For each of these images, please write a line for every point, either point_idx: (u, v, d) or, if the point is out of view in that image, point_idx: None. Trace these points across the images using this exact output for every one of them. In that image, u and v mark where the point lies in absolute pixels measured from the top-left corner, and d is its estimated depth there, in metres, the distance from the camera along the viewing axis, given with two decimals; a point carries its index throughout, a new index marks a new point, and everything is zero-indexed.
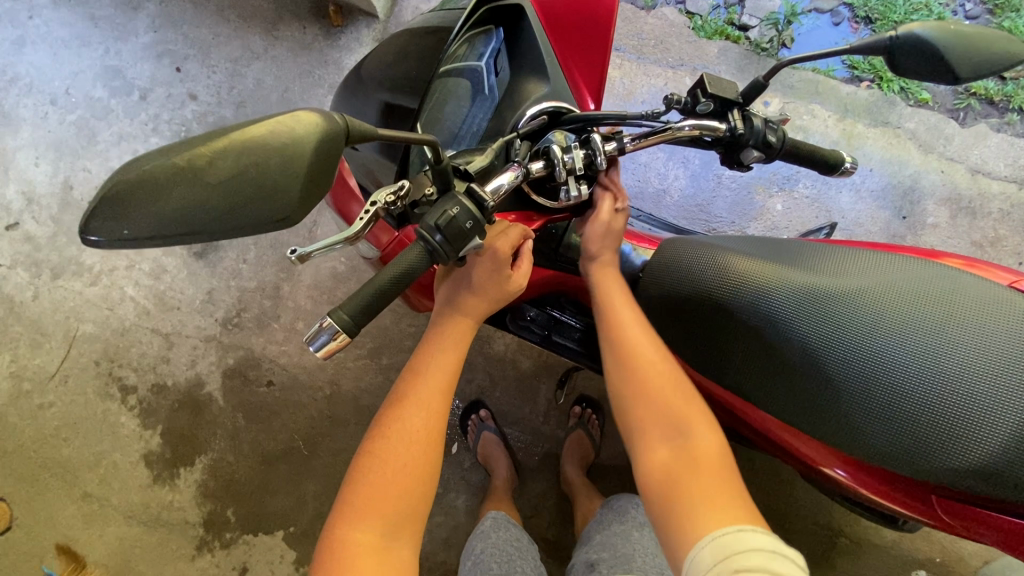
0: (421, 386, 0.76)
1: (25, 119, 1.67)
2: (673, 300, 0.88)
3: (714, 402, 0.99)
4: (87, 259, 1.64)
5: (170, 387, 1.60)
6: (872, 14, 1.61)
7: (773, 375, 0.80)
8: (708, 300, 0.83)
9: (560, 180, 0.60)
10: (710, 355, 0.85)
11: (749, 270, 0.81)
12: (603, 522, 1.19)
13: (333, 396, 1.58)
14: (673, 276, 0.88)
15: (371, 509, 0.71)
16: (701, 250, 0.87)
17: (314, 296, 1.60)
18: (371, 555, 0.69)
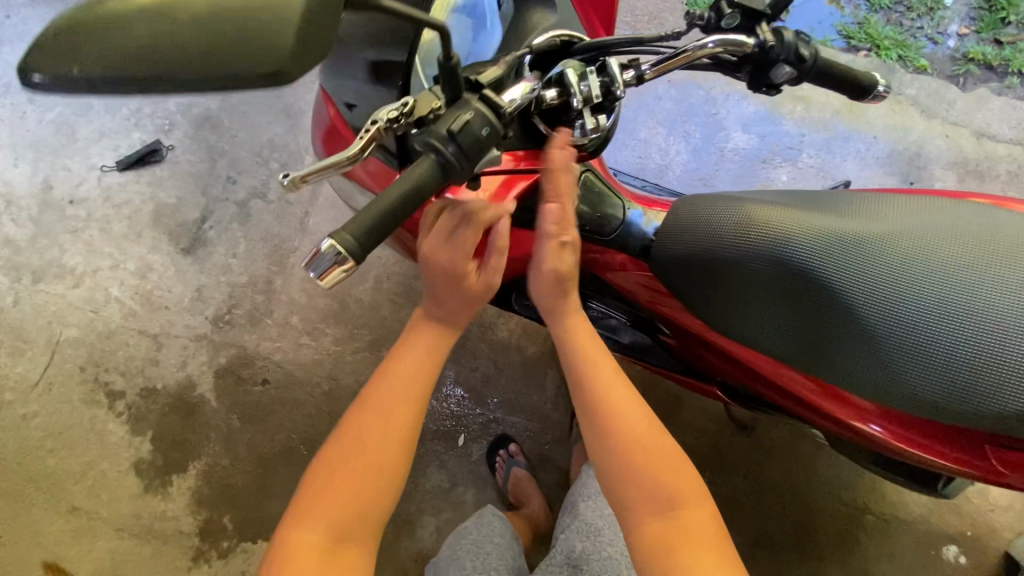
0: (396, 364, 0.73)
1: (2, 119, 1.61)
2: (693, 259, 0.82)
3: (735, 365, 0.95)
4: (69, 260, 1.57)
5: (160, 391, 1.53)
6: None
7: (808, 333, 0.75)
8: (732, 256, 0.78)
9: (575, 111, 0.56)
10: (738, 312, 0.80)
11: (777, 218, 0.76)
12: (591, 496, 1.16)
13: (332, 391, 1.51)
14: (692, 232, 0.83)
15: (341, 498, 0.69)
16: (719, 204, 0.82)
17: (309, 288, 1.54)
18: (338, 549, 0.69)
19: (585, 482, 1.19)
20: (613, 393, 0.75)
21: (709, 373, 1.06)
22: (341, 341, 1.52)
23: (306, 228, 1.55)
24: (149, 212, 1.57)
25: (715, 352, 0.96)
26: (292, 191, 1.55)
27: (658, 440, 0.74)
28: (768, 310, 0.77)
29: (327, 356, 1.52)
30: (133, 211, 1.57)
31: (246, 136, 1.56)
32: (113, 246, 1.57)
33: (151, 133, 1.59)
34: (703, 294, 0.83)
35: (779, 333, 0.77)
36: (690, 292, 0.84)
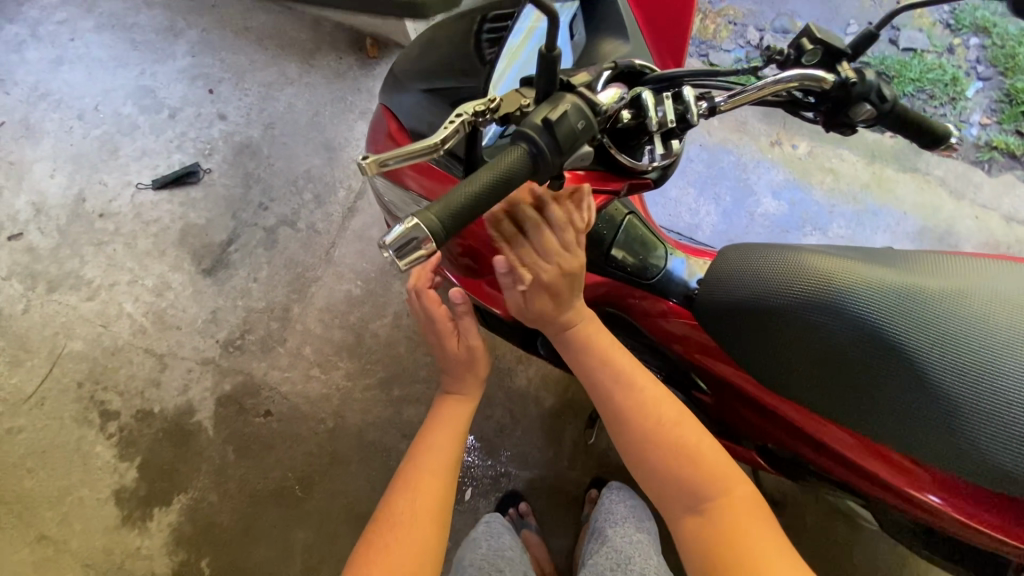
0: (470, 373, 0.87)
1: (49, 132, 1.66)
2: (739, 304, 0.78)
3: (776, 422, 0.89)
4: (88, 272, 1.55)
5: (156, 415, 1.46)
6: (888, 72, 1.71)
7: (860, 389, 0.71)
8: (783, 304, 0.74)
9: (648, 135, 0.54)
10: (787, 363, 0.76)
11: (833, 267, 0.72)
12: (619, 521, 1.12)
13: (336, 430, 1.43)
14: (739, 277, 0.79)
15: (427, 472, 0.80)
16: (766, 250, 0.80)
17: (325, 319, 1.50)
18: (427, 518, 0.76)
19: (610, 509, 1.16)
20: (625, 398, 0.77)
21: (745, 433, 0.99)
22: (351, 377, 1.46)
23: (331, 259, 1.54)
24: (176, 231, 1.57)
25: (756, 408, 0.90)
26: (321, 220, 1.56)
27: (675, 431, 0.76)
28: (819, 363, 0.73)
29: (336, 391, 1.45)
30: (160, 229, 1.57)
31: (283, 165, 1.59)
32: (135, 262, 1.56)
33: (191, 156, 1.62)
34: (749, 342, 0.79)
35: (830, 386, 0.73)
36: (736, 340, 0.80)
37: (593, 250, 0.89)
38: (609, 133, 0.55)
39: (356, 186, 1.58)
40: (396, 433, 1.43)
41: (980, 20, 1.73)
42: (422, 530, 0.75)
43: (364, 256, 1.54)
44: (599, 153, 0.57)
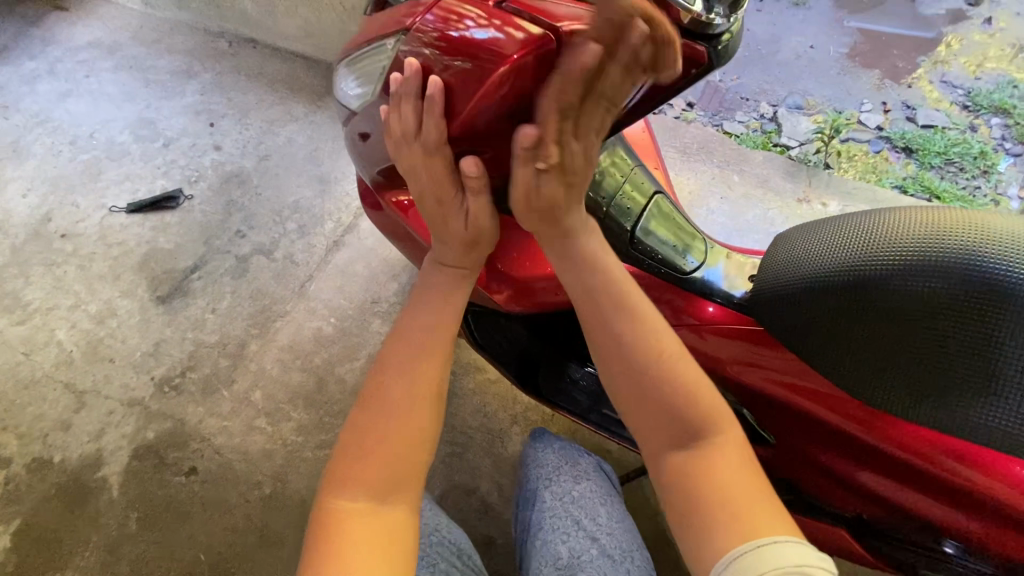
0: (476, 252, 0.66)
1: (35, 154, 1.59)
2: (822, 278, 0.65)
3: (862, 452, 0.73)
4: (27, 294, 1.37)
5: (55, 466, 1.17)
6: (911, 144, 1.65)
7: (990, 372, 0.57)
8: (881, 270, 0.62)
9: None
10: (886, 348, 0.62)
11: (938, 224, 0.62)
12: (553, 478, 0.87)
13: (272, 498, 1.12)
14: (818, 245, 0.68)
15: (421, 353, 0.64)
16: (848, 218, 0.69)
17: (285, 360, 1.26)
18: (419, 412, 0.62)
19: (539, 461, 0.91)
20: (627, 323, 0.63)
21: (815, 482, 0.81)
22: (303, 431, 1.18)
23: (304, 293, 1.34)
24: (138, 255, 1.41)
25: (835, 436, 0.74)
26: (301, 252, 1.40)
27: (674, 365, 0.61)
28: (933, 342, 0.59)
29: (281, 448, 1.17)
30: (122, 252, 1.41)
31: (271, 195, 1.48)
32: (83, 285, 1.38)
33: (175, 183, 1.52)
34: (838, 326, 0.64)
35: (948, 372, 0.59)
36: (816, 325, 0.66)
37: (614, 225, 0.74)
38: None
39: (346, 220, 1.44)
40: None
41: (998, 101, 1.70)
42: (415, 431, 0.61)
43: (343, 292, 1.34)
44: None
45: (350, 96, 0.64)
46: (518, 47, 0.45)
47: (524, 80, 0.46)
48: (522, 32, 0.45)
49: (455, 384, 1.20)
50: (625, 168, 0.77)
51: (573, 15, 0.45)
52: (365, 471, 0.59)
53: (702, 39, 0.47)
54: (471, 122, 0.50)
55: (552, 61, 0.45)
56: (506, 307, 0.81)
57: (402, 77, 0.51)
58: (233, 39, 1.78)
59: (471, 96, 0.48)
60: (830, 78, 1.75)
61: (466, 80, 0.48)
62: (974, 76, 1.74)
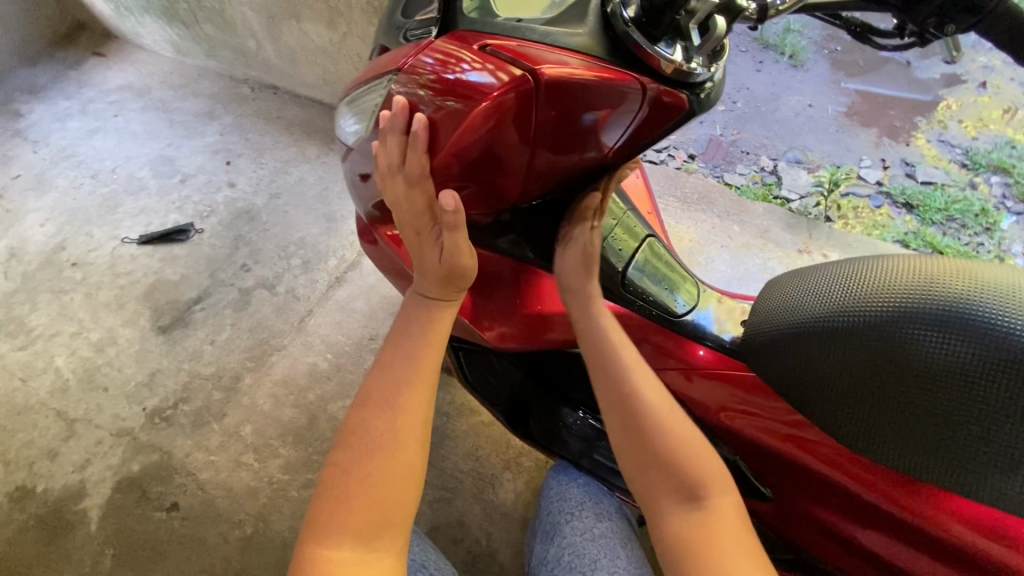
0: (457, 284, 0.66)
1: (58, 186, 1.66)
2: (819, 321, 0.64)
3: (864, 511, 0.70)
4: (33, 320, 1.39)
5: (36, 496, 1.15)
6: (911, 200, 1.66)
7: (985, 421, 0.56)
8: (879, 315, 0.61)
9: (684, 26, 0.47)
10: (888, 397, 0.60)
11: (931, 272, 0.61)
12: (575, 513, 0.80)
13: (252, 539, 1.08)
14: (811, 289, 0.67)
15: (411, 394, 0.64)
16: (840, 264, 0.68)
17: (279, 395, 1.25)
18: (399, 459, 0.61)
19: (562, 494, 0.84)
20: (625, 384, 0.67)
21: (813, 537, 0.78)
22: (290, 469, 1.16)
23: (303, 327, 1.35)
24: (143, 286, 1.43)
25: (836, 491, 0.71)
26: (303, 286, 1.41)
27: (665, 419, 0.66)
28: (934, 392, 0.58)
29: (267, 486, 1.14)
30: (129, 282, 1.44)
31: (278, 231, 1.51)
32: (88, 313, 1.39)
33: (187, 217, 1.56)
34: (837, 372, 0.63)
35: (947, 421, 0.58)
36: (815, 371, 0.64)
37: (606, 265, 0.75)
38: (636, 24, 0.48)
39: (350, 258, 1.46)
40: None
41: (997, 160, 1.73)
42: (401, 479, 0.61)
43: (341, 328, 1.35)
44: (621, 49, 0.48)
45: (347, 132, 0.68)
46: (502, 85, 0.46)
47: (507, 116, 0.48)
48: (505, 74, 0.46)
49: (448, 426, 1.18)
50: (618, 211, 0.78)
51: (557, 59, 0.47)
52: (351, 524, 0.58)
53: (682, 86, 0.49)
54: (455, 157, 0.52)
55: (536, 99, 0.47)
56: (497, 345, 0.81)
57: (389, 114, 0.53)
58: (256, 86, 1.88)
59: (454, 132, 0.49)
60: (828, 134, 1.79)
61: (452, 118, 0.49)
62: (972, 137, 1.78)
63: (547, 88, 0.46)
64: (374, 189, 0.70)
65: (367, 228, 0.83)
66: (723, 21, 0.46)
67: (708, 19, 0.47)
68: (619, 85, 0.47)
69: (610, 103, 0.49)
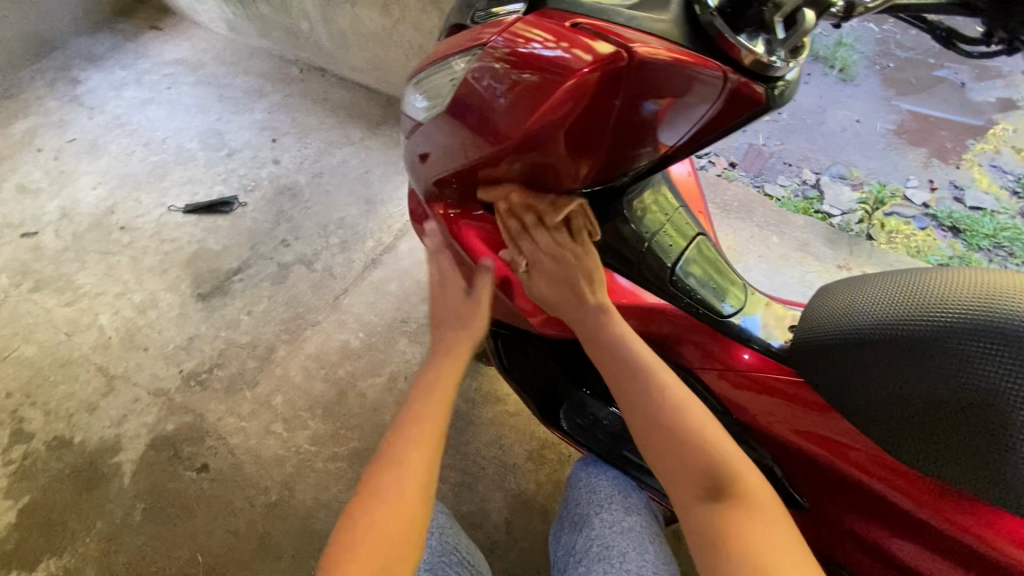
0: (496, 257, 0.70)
1: (110, 152, 1.71)
2: (874, 329, 0.63)
3: (903, 523, 0.69)
4: (80, 278, 1.44)
5: (74, 446, 1.19)
6: (958, 224, 1.62)
7: None
8: (939, 328, 0.59)
9: (767, 18, 0.46)
10: (938, 410, 0.59)
11: (1002, 287, 0.59)
12: (604, 506, 0.80)
13: (277, 506, 1.11)
14: (866, 297, 0.66)
15: (438, 398, 0.64)
16: (901, 274, 0.67)
17: (310, 368, 1.27)
18: (423, 458, 0.59)
19: (592, 487, 0.84)
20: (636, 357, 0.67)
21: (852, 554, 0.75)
22: (318, 441, 1.18)
23: (337, 305, 1.37)
24: (187, 253, 1.47)
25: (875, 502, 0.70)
26: (340, 265, 1.43)
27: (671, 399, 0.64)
28: (992, 409, 0.56)
29: (293, 456, 1.16)
30: (173, 249, 1.48)
31: (318, 210, 1.54)
32: (132, 276, 1.44)
33: (232, 190, 1.60)
34: (885, 381, 0.62)
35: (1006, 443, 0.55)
36: (861, 380, 0.64)
37: (654, 260, 0.75)
38: (719, 14, 0.48)
39: (387, 240, 1.48)
40: None
41: None
42: (422, 470, 0.58)
43: (374, 308, 1.37)
44: (703, 37, 0.48)
45: (412, 110, 0.70)
46: (588, 63, 0.48)
47: (589, 96, 0.50)
48: (589, 52, 0.47)
49: (473, 412, 1.19)
50: (670, 207, 0.78)
51: (642, 41, 0.47)
52: (374, 544, 0.53)
53: (761, 79, 0.47)
54: (533, 136, 0.56)
55: (619, 78, 0.48)
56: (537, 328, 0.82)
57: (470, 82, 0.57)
58: (305, 67, 1.91)
59: (535, 114, 0.53)
60: (875, 151, 1.76)
61: (532, 94, 0.53)
62: None
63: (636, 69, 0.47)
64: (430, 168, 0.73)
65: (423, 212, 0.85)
66: (811, 15, 0.45)
67: (795, 12, 0.46)
68: (699, 75, 0.47)
69: (690, 89, 0.49)
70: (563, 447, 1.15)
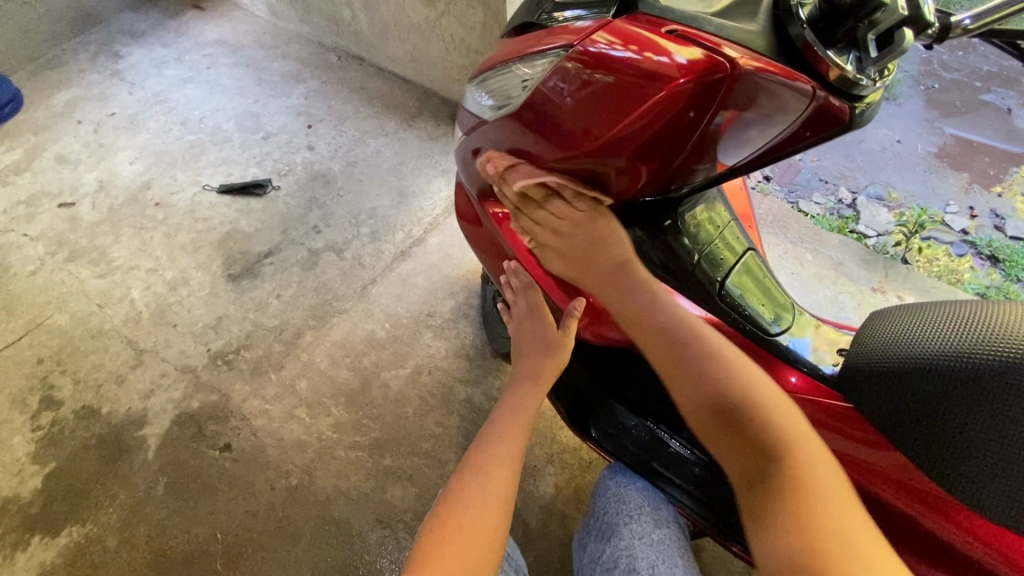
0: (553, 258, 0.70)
1: (148, 128, 1.73)
2: (936, 360, 0.60)
3: (951, 559, 0.66)
4: (114, 251, 1.46)
5: (101, 416, 1.20)
6: (998, 253, 1.58)
7: None
8: (1010, 362, 0.55)
9: (861, 36, 0.46)
10: (999, 446, 0.56)
11: None
12: (634, 516, 0.79)
13: (297, 490, 1.11)
14: (936, 326, 0.63)
15: (518, 427, 0.72)
16: (975, 304, 0.62)
17: (335, 356, 1.28)
18: (502, 476, 0.65)
19: (621, 496, 0.83)
20: (704, 340, 0.67)
21: None
22: (340, 429, 1.18)
23: (365, 294, 1.37)
24: (219, 233, 1.48)
25: (923, 534, 0.68)
26: (369, 255, 1.44)
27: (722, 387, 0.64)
28: None
29: (315, 442, 1.17)
30: (206, 228, 1.50)
31: (350, 198, 1.55)
32: (165, 252, 1.45)
33: (266, 173, 1.61)
34: (935, 415, 0.60)
35: None
36: (912, 410, 0.62)
37: (704, 274, 0.75)
38: (811, 26, 0.47)
39: (417, 233, 1.48)
40: (369, 515, 1.09)
41: None
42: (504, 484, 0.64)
43: (401, 301, 1.37)
44: (791, 52, 0.48)
45: (478, 106, 0.72)
46: (681, 70, 0.48)
47: (677, 105, 0.50)
48: (677, 58, 0.48)
49: None
50: (721, 222, 0.79)
51: (741, 49, 0.48)
52: (463, 540, 0.59)
53: (845, 97, 0.48)
54: (615, 144, 0.57)
55: (714, 90, 0.49)
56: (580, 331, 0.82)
57: (552, 83, 0.58)
58: (343, 55, 1.92)
59: (620, 122, 0.55)
60: (916, 173, 1.72)
61: (608, 93, 0.54)
62: None
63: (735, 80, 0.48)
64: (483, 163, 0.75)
65: (472, 210, 0.88)
66: (908, 35, 0.45)
67: (889, 33, 0.46)
68: (795, 81, 0.47)
69: (778, 104, 0.50)
70: (585, 452, 1.15)
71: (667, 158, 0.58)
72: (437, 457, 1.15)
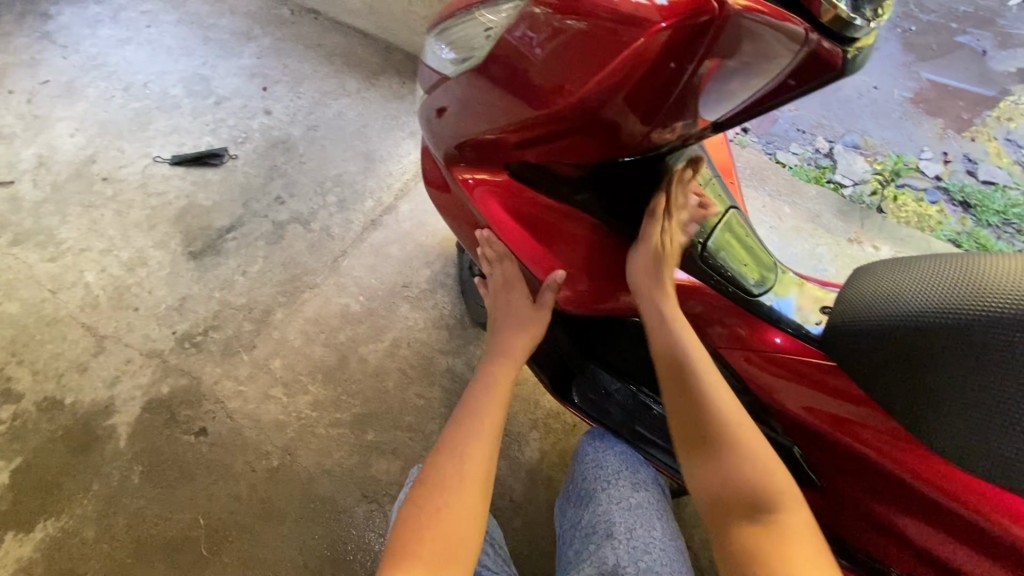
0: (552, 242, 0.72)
1: (88, 96, 1.59)
2: (920, 316, 0.59)
3: (933, 512, 0.67)
4: (62, 232, 1.36)
5: (65, 407, 1.15)
6: (969, 199, 1.59)
7: None
8: (993, 316, 0.55)
9: None
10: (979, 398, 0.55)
11: None
12: (611, 482, 0.79)
13: (279, 470, 1.10)
14: (920, 282, 0.62)
15: (497, 398, 0.69)
16: (956, 261, 0.62)
17: (309, 332, 1.23)
18: (481, 453, 0.63)
19: (599, 462, 0.82)
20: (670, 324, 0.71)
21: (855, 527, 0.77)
22: (318, 407, 1.16)
23: (337, 267, 1.32)
24: (175, 209, 1.40)
25: (903, 488, 0.68)
26: (338, 226, 1.37)
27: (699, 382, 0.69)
28: None
29: (294, 421, 1.14)
30: (161, 204, 1.40)
31: (314, 165, 1.46)
32: (118, 232, 1.36)
33: (221, 141, 1.51)
34: (919, 371, 0.59)
35: None
36: (893, 365, 0.61)
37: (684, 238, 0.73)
38: None
39: (387, 201, 1.42)
40: (354, 490, 1.09)
41: None
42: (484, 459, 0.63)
43: (375, 272, 1.32)
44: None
45: (440, 61, 0.68)
46: (662, 13, 0.45)
47: (655, 56, 0.48)
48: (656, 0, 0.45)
49: None
50: (704, 179, 0.78)
51: None
52: (444, 521, 0.58)
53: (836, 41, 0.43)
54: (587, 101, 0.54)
55: (699, 37, 0.46)
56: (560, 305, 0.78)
57: (523, 34, 0.54)
58: (296, 9, 1.78)
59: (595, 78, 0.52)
60: (891, 120, 1.70)
61: (581, 43, 0.51)
62: None
63: (722, 25, 0.44)
64: (448, 125, 0.71)
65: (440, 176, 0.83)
66: None
67: None
68: (785, 20, 0.43)
69: (762, 47, 0.46)
70: (568, 416, 1.15)
71: (645, 115, 0.55)
72: (421, 430, 1.14)
